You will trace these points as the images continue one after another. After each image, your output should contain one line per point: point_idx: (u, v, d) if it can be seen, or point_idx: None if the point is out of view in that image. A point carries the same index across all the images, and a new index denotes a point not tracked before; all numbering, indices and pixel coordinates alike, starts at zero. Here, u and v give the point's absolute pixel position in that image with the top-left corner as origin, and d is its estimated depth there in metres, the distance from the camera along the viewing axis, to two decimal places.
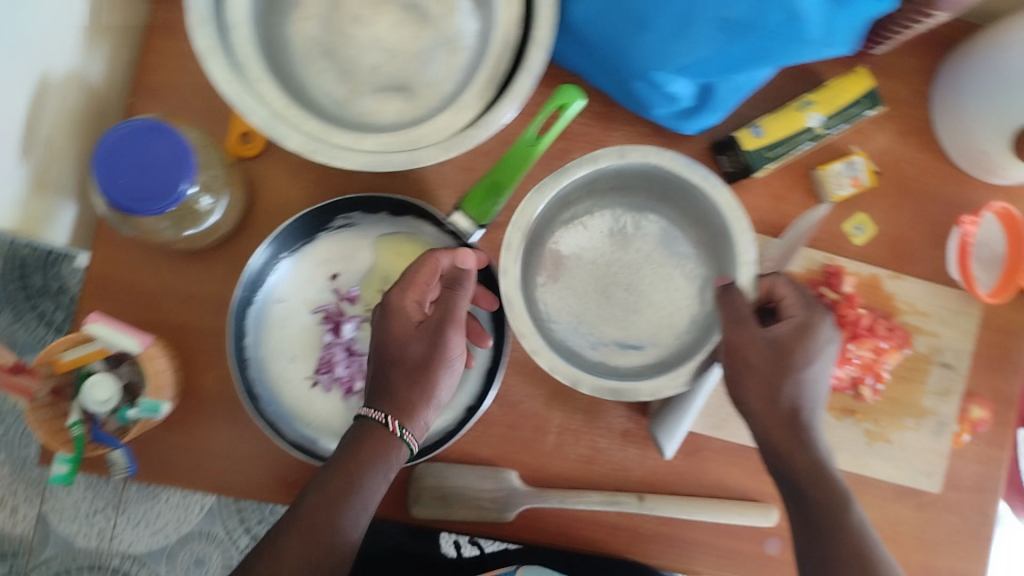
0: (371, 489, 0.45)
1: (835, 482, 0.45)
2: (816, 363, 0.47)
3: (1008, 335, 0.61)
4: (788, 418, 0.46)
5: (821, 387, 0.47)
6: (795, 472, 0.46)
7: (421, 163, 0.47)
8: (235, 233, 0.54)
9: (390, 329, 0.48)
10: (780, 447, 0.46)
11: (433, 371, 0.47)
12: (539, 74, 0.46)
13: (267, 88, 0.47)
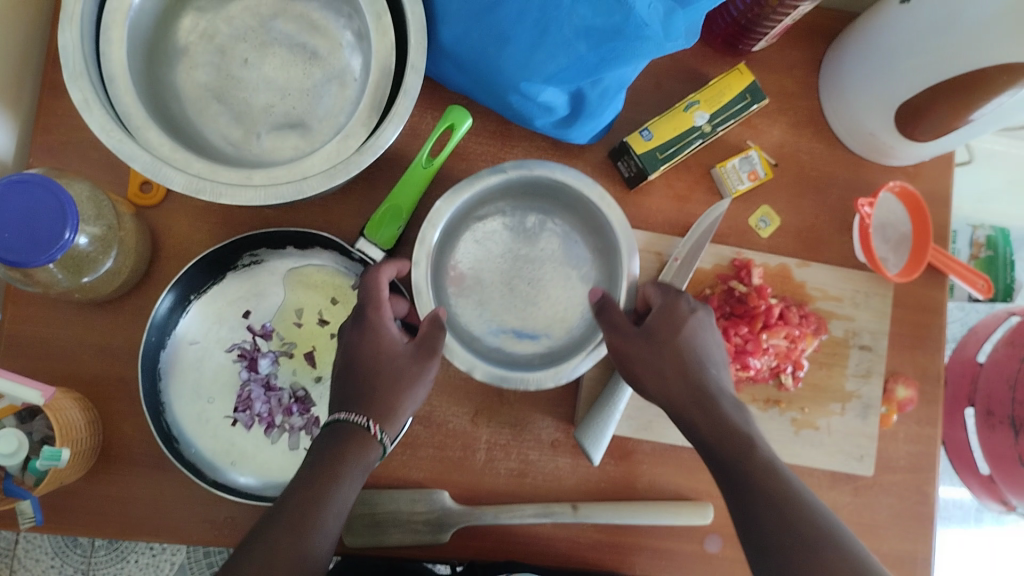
0: (347, 494, 0.44)
1: (739, 430, 0.46)
2: (692, 335, 0.51)
3: (922, 312, 0.62)
4: (690, 386, 0.49)
5: (706, 352, 0.51)
6: (700, 432, 0.47)
7: (307, 193, 0.49)
8: (144, 280, 0.55)
9: (372, 344, 0.49)
10: (687, 416, 0.48)
11: (415, 380, 0.49)
12: (415, 96, 0.48)
13: (153, 135, 0.49)
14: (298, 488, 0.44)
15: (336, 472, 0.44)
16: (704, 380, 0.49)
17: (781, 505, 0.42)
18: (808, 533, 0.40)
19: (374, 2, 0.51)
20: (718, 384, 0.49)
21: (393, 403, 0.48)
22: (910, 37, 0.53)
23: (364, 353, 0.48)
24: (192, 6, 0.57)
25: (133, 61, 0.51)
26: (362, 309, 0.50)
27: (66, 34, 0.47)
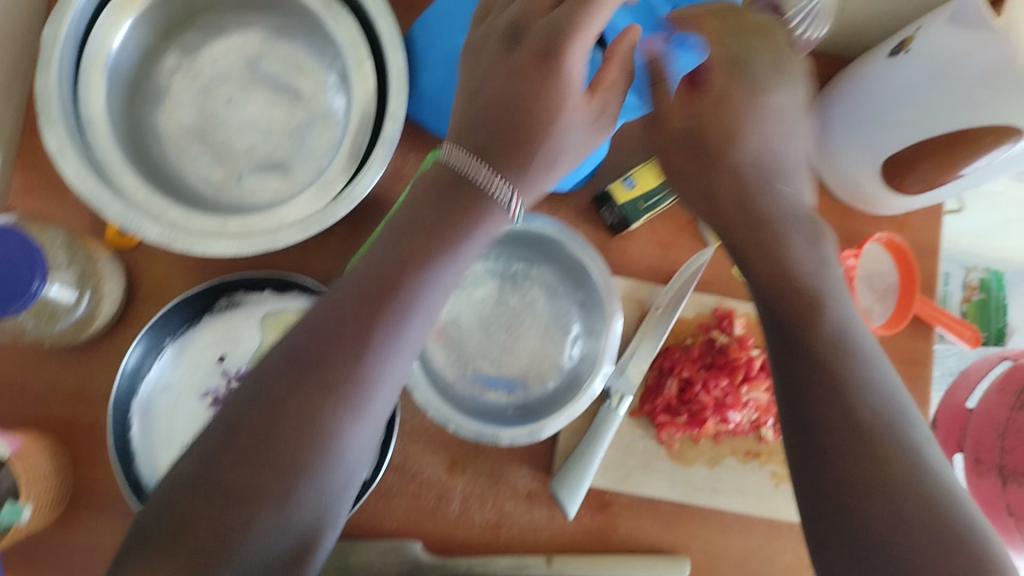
0: (384, 368, 0.39)
1: (806, 286, 0.41)
2: (749, 129, 0.42)
3: (908, 364, 0.62)
4: (744, 217, 0.43)
5: (765, 152, 0.43)
6: (763, 281, 0.42)
7: (281, 244, 0.48)
8: (119, 323, 0.55)
9: (435, 205, 0.40)
10: (749, 249, 0.43)
11: (460, 234, 0.40)
12: (394, 143, 0.49)
13: (129, 180, 0.49)
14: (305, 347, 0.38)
15: (419, 268, 0.39)
16: (765, 208, 0.43)
17: (838, 390, 0.38)
18: (867, 433, 0.36)
19: (355, 48, 0.51)
20: (790, 211, 0.43)
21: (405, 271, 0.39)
22: (899, 91, 0.52)
23: (425, 205, 0.41)
24: (175, 46, 0.56)
25: (110, 104, 0.51)
26: (547, 52, 0.40)
27: (45, 77, 0.46)
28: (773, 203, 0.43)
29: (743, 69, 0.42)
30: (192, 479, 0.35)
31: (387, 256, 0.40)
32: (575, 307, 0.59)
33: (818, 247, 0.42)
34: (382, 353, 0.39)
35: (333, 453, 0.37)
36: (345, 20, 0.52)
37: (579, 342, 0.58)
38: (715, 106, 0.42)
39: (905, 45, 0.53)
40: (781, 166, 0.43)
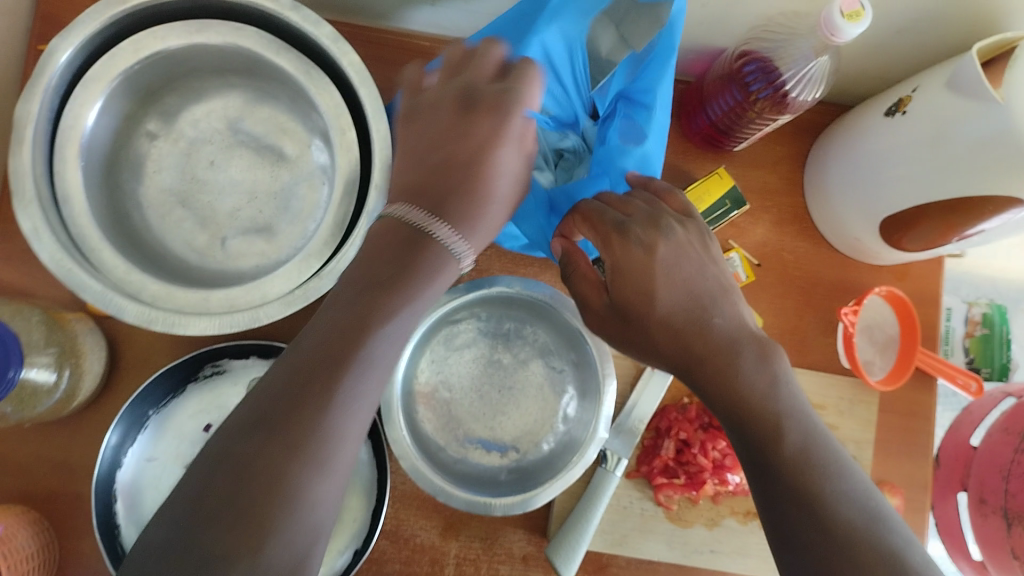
0: (354, 415, 0.33)
1: (763, 401, 0.37)
2: (654, 267, 0.42)
3: (910, 418, 0.61)
4: (686, 356, 0.40)
5: (687, 296, 0.42)
6: (715, 399, 0.39)
7: (264, 320, 0.47)
8: (104, 391, 0.53)
9: (395, 256, 0.38)
10: (698, 369, 0.40)
11: (423, 278, 0.38)
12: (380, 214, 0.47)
13: (109, 256, 0.48)
14: (268, 397, 0.33)
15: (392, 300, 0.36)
16: (705, 339, 0.40)
17: (810, 508, 0.34)
18: (843, 542, 0.33)
19: (338, 117, 0.50)
20: (725, 334, 0.40)
21: (369, 314, 0.35)
22: (896, 151, 0.51)
23: (377, 259, 0.38)
24: (154, 112, 0.55)
25: (87, 178, 0.50)
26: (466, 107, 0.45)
27: (19, 157, 0.45)
28: (712, 323, 0.41)
29: (622, 231, 0.43)
30: (162, 549, 0.29)
31: (341, 313, 0.35)
32: (569, 366, 0.58)
33: (770, 365, 0.39)
34: (356, 398, 0.33)
35: (304, 514, 0.31)
36: (326, 88, 0.50)
37: (573, 402, 0.57)
38: (626, 275, 0.43)
39: (903, 105, 0.51)
40: (705, 300, 0.42)
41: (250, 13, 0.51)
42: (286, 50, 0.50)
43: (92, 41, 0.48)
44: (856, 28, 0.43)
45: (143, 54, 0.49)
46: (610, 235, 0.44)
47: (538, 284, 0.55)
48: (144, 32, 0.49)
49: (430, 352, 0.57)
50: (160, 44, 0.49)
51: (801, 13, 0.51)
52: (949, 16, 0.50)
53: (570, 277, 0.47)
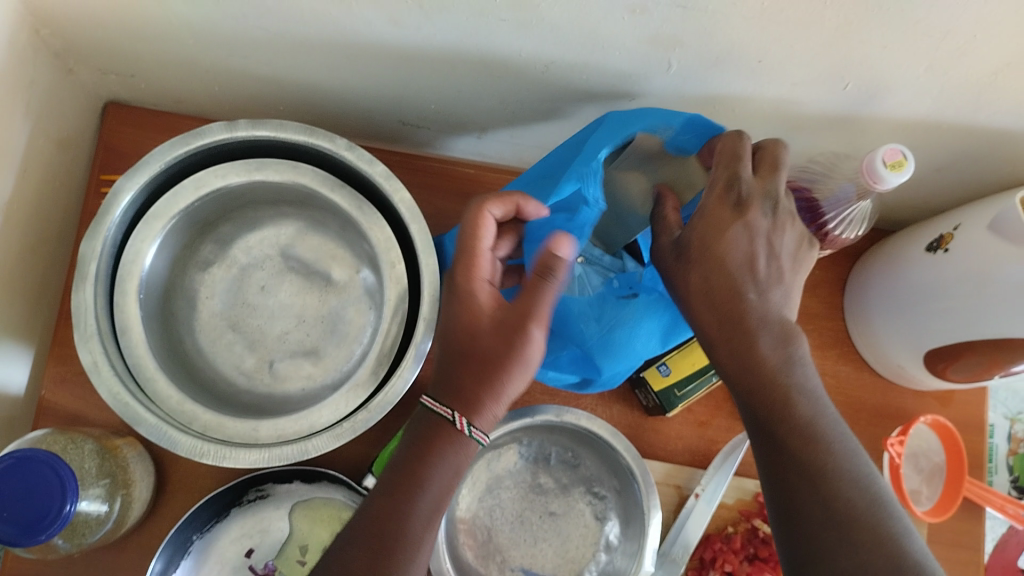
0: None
1: (775, 375, 0.38)
2: (730, 254, 0.40)
3: (959, 550, 0.60)
4: (721, 319, 0.40)
5: (748, 265, 0.40)
6: (729, 376, 0.40)
7: (312, 452, 0.47)
8: (149, 515, 0.53)
9: (410, 446, 0.41)
10: (723, 341, 0.40)
11: (441, 457, 0.41)
12: (427, 349, 0.49)
13: (163, 384, 0.49)
14: (336, 566, 0.38)
15: (420, 479, 0.40)
16: (741, 311, 0.39)
17: (814, 482, 0.36)
18: (844, 518, 0.35)
19: (388, 250, 0.52)
20: (758, 312, 0.40)
21: (411, 483, 0.40)
22: (937, 288, 0.51)
23: (406, 443, 0.42)
24: (210, 238, 0.56)
25: (145, 310, 0.51)
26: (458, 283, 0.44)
27: (81, 293, 0.47)
28: (751, 302, 0.40)
29: (733, 184, 0.40)
30: None
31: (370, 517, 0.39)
32: (610, 492, 0.58)
33: (790, 347, 0.39)
34: (406, 562, 0.38)
35: None
36: (379, 222, 0.52)
37: (614, 530, 0.57)
38: (707, 234, 0.40)
39: (944, 243, 0.52)
40: (758, 273, 0.40)
41: (307, 150, 0.53)
42: (341, 186, 0.52)
43: (155, 178, 0.50)
44: (899, 177, 0.45)
45: (202, 191, 0.51)
46: (718, 184, 0.41)
47: (580, 411, 0.55)
48: (205, 170, 0.51)
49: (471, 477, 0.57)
50: (219, 181, 0.51)
51: (842, 153, 0.52)
52: (989, 161, 0.51)
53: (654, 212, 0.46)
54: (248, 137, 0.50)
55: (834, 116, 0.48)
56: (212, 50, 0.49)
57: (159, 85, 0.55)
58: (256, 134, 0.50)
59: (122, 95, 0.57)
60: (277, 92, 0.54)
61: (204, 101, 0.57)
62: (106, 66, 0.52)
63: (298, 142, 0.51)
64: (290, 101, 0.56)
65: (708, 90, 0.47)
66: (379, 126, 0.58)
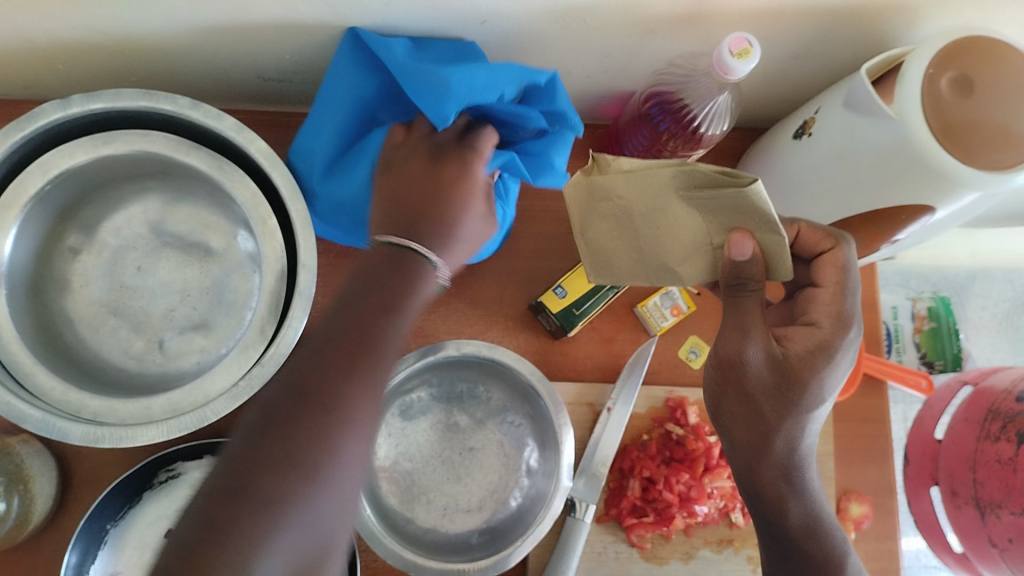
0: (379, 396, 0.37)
1: (827, 536, 0.49)
2: (823, 389, 0.45)
3: (865, 422, 0.63)
4: (783, 460, 0.47)
5: (818, 423, 0.48)
6: (789, 526, 0.49)
7: (211, 417, 0.47)
8: (59, 511, 0.52)
9: (389, 278, 0.40)
10: (773, 499, 0.48)
11: (419, 286, 0.41)
12: (311, 295, 0.49)
13: (43, 378, 0.48)
14: (309, 364, 0.36)
15: (411, 290, 0.40)
16: (796, 465, 0.48)
17: None
18: None
19: (256, 207, 0.51)
20: (809, 458, 0.49)
21: (384, 317, 0.38)
22: (807, 171, 0.53)
23: (357, 286, 0.39)
24: (74, 226, 0.55)
25: (13, 304, 0.51)
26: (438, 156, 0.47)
27: None
28: (801, 449, 0.48)
29: (847, 329, 0.45)
30: (228, 492, 0.31)
31: (355, 313, 0.38)
32: (525, 421, 0.58)
33: (824, 501, 0.50)
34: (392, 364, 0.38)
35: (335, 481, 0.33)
36: (243, 181, 0.52)
37: (533, 457, 0.58)
38: (801, 372, 0.44)
39: (808, 128, 0.53)
40: (821, 417, 0.47)
41: (153, 117, 0.52)
42: (196, 148, 0.52)
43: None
44: (746, 66, 0.45)
45: (52, 174, 0.50)
46: (824, 321, 0.45)
47: (508, 352, 0.56)
48: (51, 152, 0.50)
49: (389, 427, 0.57)
50: (69, 161, 0.50)
51: (697, 54, 0.53)
52: (842, 44, 0.53)
53: (735, 285, 0.41)
54: (86, 112, 0.49)
55: (681, 15, 0.49)
56: (44, 25, 0.48)
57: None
58: (93, 107, 0.49)
59: None
60: (124, 63, 0.53)
61: (54, 84, 0.56)
62: None
63: (140, 110, 0.50)
64: (141, 70, 0.54)
65: (554, 2, 0.47)
66: (241, 86, 0.57)
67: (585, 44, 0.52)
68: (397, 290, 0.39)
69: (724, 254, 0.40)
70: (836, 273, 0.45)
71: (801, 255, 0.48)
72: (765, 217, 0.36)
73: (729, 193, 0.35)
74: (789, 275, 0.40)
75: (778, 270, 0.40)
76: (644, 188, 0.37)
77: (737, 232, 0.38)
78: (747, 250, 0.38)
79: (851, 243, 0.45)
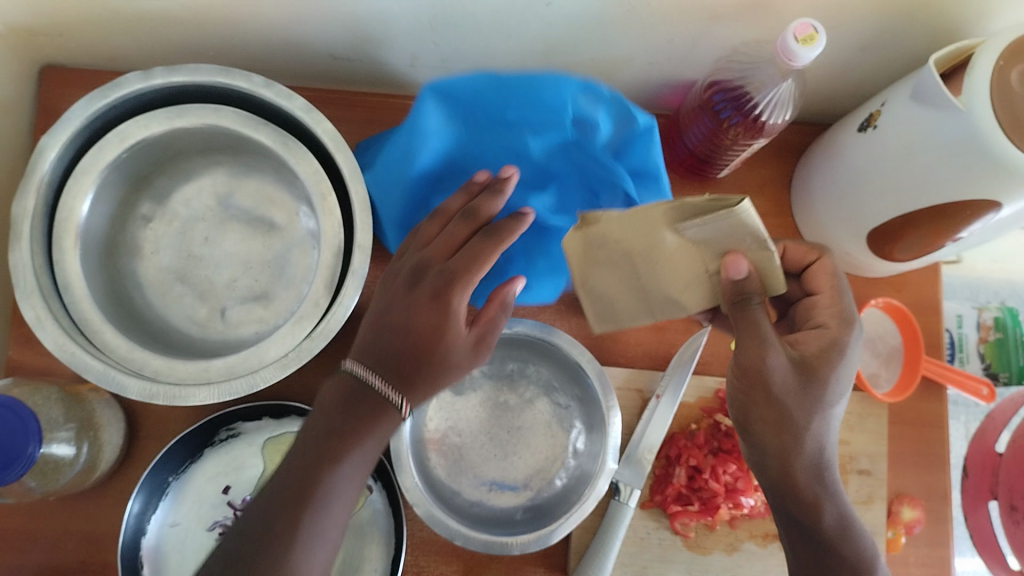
0: (329, 520, 0.40)
1: (857, 535, 0.48)
2: (837, 385, 0.46)
3: (921, 426, 0.61)
4: (811, 463, 0.47)
5: (836, 426, 0.48)
6: (820, 528, 0.48)
7: (260, 384, 0.49)
8: (124, 462, 0.55)
9: (357, 405, 0.43)
10: (806, 501, 0.48)
11: (379, 417, 0.42)
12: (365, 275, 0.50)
13: (111, 335, 0.51)
14: (278, 482, 0.41)
15: (368, 428, 0.42)
16: (823, 465, 0.48)
17: None
18: None
19: (318, 182, 0.53)
20: (831, 459, 0.49)
21: (339, 451, 0.41)
22: (874, 163, 0.53)
23: (336, 408, 0.43)
24: (147, 195, 0.59)
25: (86, 264, 0.53)
26: (438, 292, 0.45)
27: (16, 250, 0.49)
28: (826, 451, 0.48)
29: (854, 326, 0.47)
30: None
31: (316, 443, 0.42)
32: (573, 404, 0.59)
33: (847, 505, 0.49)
34: (336, 496, 0.41)
35: None
36: (306, 159, 0.53)
37: (580, 439, 0.58)
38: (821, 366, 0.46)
39: (873, 120, 0.53)
40: (837, 418, 0.48)
41: (226, 92, 0.54)
42: (264, 124, 0.54)
43: (77, 137, 0.52)
44: (811, 51, 0.45)
45: (128, 143, 0.53)
46: (832, 321, 0.48)
47: (567, 337, 0.56)
48: (129, 123, 0.53)
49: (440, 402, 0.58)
50: (145, 131, 0.53)
51: (762, 42, 0.53)
52: (911, 36, 0.52)
53: (737, 305, 0.42)
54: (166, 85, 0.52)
55: (745, 5, 0.50)
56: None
57: (88, 43, 0.56)
58: (173, 81, 0.52)
59: (52, 59, 0.58)
60: (204, 39, 0.56)
61: (139, 58, 0.58)
62: (32, 30, 0.54)
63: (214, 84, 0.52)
64: (220, 46, 0.57)
65: None
66: (314, 67, 0.59)
67: (649, 30, 0.53)
68: (353, 430, 0.42)
69: (720, 280, 0.42)
70: (830, 279, 0.49)
71: (788, 272, 0.52)
72: (751, 232, 0.39)
73: (709, 215, 0.38)
74: (781, 287, 0.42)
75: (771, 284, 0.42)
76: (638, 223, 0.40)
77: (727, 254, 0.41)
78: (740, 270, 0.41)
79: (833, 255, 0.50)
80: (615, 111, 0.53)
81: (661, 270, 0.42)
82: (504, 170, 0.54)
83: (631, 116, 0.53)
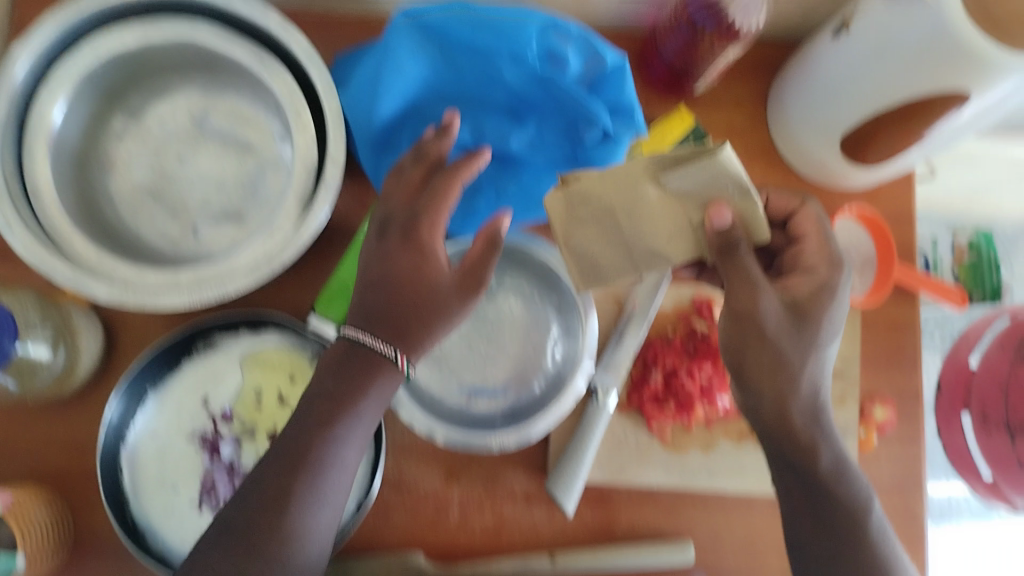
0: (325, 488, 0.43)
1: (853, 476, 0.49)
2: (827, 333, 0.48)
3: (893, 330, 0.62)
4: (801, 407, 0.48)
5: (826, 371, 0.50)
6: (811, 466, 0.49)
7: (232, 293, 0.49)
8: (104, 373, 0.55)
9: (345, 375, 0.45)
10: (789, 428, 0.48)
11: (365, 389, 0.45)
12: (336, 186, 0.50)
13: (79, 244, 0.51)
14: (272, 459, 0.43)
15: (355, 395, 0.44)
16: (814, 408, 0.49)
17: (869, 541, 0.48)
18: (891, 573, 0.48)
19: (293, 100, 0.53)
20: (823, 402, 0.50)
21: (327, 424, 0.44)
22: (847, 66, 0.53)
23: (327, 378, 0.45)
24: (120, 109, 0.58)
25: (56, 173, 0.53)
26: (408, 231, 0.47)
27: None
28: (820, 392, 0.49)
29: (841, 269, 0.49)
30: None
31: (306, 420, 0.44)
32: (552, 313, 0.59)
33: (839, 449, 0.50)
34: (324, 469, 0.43)
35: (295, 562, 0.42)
36: (281, 74, 0.53)
37: (558, 346, 0.58)
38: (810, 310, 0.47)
39: (847, 25, 0.53)
40: (827, 362, 0.49)
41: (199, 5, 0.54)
42: (238, 39, 0.53)
43: (49, 47, 0.51)
44: None
45: (100, 51, 0.52)
46: (821, 263, 0.49)
47: (553, 249, 0.58)
48: (101, 32, 0.52)
49: None
50: (117, 41, 0.52)
51: None
52: None
53: (724, 252, 0.41)
54: None
55: None
56: None
57: None
58: None
59: None
60: None
61: None
62: None
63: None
64: None
65: None
66: None
67: None
68: (341, 401, 0.44)
69: (705, 232, 0.41)
70: (816, 225, 0.51)
71: (774, 221, 0.54)
72: (736, 179, 0.39)
73: (695, 163, 0.39)
74: (766, 237, 0.42)
75: (757, 235, 0.42)
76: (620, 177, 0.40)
77: (711, 203, 0.40)
78: (726, 219, 0.40)
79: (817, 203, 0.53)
80: (584, 48, 0.53)
81: (646, 226, 0.41)
82: (477, 96, 0.54)
83: (599, 53, 0.52)
